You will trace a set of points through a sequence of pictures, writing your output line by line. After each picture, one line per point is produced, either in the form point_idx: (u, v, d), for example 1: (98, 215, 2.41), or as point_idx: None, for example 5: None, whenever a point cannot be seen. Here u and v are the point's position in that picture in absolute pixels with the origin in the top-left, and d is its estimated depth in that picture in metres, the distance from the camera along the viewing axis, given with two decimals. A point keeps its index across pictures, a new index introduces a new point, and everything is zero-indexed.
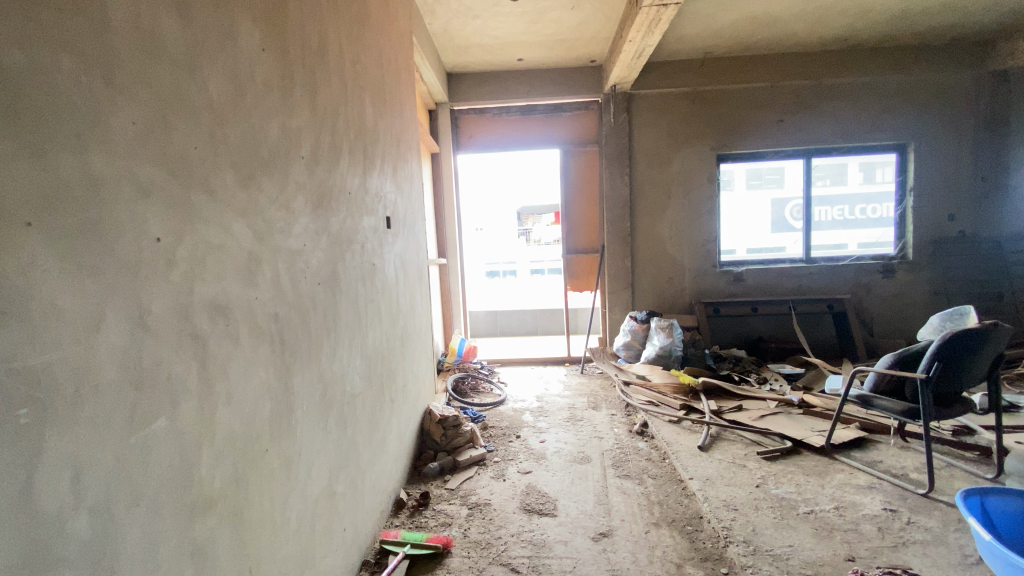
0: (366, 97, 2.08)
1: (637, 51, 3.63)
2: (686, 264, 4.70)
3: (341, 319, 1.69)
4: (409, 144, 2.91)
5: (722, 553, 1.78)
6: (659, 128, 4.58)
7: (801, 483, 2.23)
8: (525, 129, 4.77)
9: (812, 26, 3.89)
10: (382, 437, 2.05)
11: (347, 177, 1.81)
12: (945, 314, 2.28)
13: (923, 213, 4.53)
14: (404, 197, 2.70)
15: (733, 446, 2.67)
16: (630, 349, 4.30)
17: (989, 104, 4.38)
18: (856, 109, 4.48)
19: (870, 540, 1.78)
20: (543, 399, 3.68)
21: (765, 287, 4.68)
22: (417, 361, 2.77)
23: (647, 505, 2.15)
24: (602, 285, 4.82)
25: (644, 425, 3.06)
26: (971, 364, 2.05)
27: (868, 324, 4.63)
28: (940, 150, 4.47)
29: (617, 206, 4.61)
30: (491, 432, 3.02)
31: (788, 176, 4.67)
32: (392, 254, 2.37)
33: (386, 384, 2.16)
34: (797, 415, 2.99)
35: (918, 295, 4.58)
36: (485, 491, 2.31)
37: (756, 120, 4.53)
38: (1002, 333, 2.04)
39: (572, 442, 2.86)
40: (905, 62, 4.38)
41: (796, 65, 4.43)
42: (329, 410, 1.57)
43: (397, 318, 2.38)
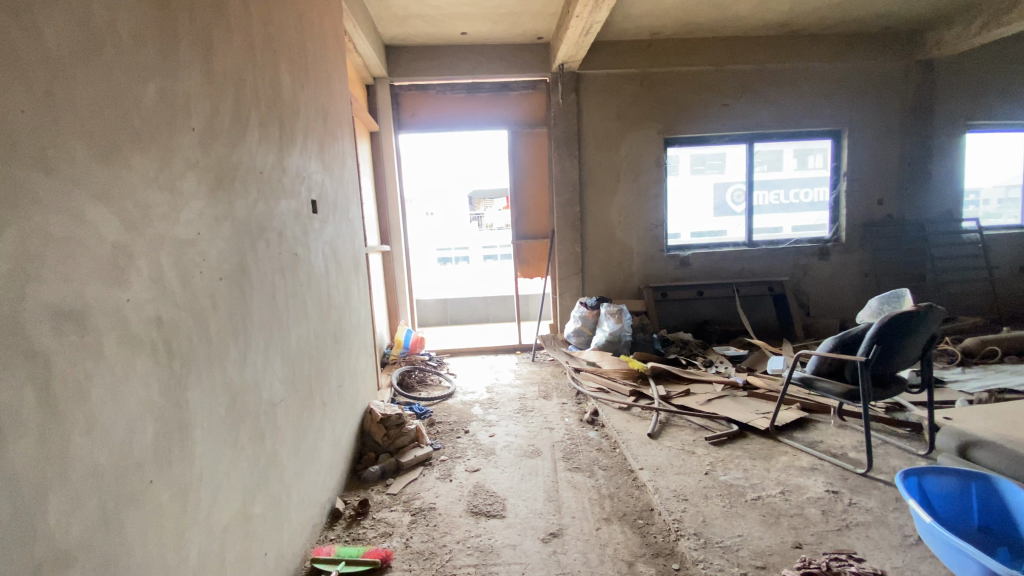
0: (283, 64, 1.85)
1: (585, 29, 3.50)
2: (634, 248, 4.69)
3: (252, 319, 1.48)
4: (341, 120, 2.67)
5: (673, 548, 1.74)
6: (608, 110, 4.50)
7: (748, 468, 2.24)
8: (470, 108, 4.56)
9: (755, 10, 3.90)
10: (311, 444, 1.87)
11: (256, 154, 1.59)
12: (883, 296, 2.33)
13: (856, 197, 4.72)
14: (335, 179, 2.46)
15: (682, 432, 2.66)
16: (581, 336, 4.25)
17: (917, 92, 4.60)
18: (795, 95, 4.58)
19: (816, 524, 1.80)
20: (493, 390, 3.57)
21: (710, 271, 4.76)
22: (356, 358, 2.57)
23: (598, 499, 2.09)
24: (553, 271, 4.72)
25: (595, 413, 3.02)
26: (907, 345, 2.10)
27: (805, 305, 4.81)
28: (871, 136, 4.66)
29: (566, 190, 4.51)
30: (438, 428, 2.88)
31: (732, 161, 4.73)
32: (321, 241, 2.15)
33: (316, 387, 1.96)
34: (742, 397, 3.04)
35: (850, 276, 4.78)
36: (429, 494, 2.18)
37: (702, 104, 4.54)
38: (936, 315, 2.10)
39: (523, 435, 2.77)
40: (842, 50, 4.50)
41: (740, 49, 4.46)
42: (240, 423, 1.37)
43: (329, 312, 2.18)
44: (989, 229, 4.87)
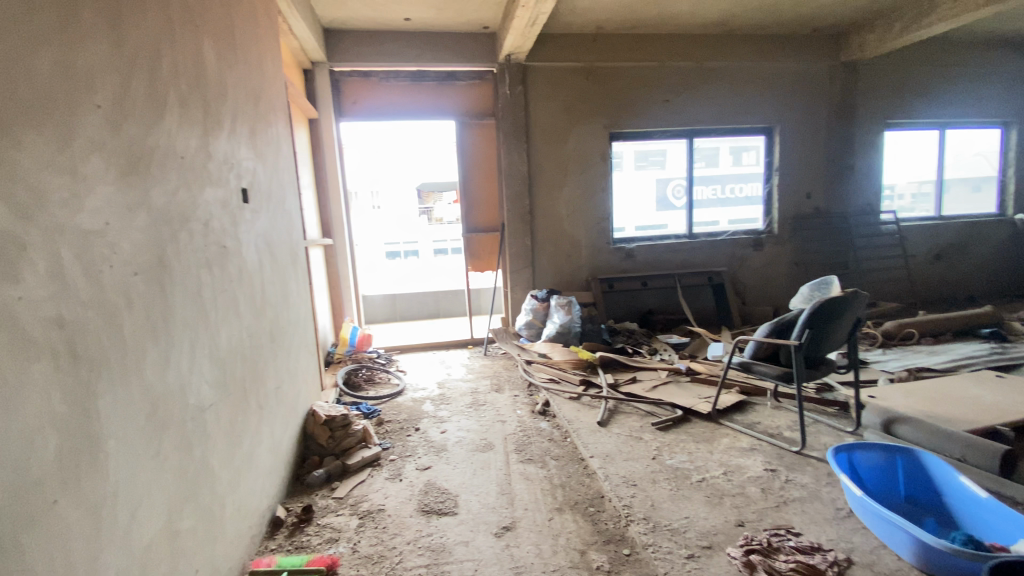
0: (206, 40, 1.70)
1: (531, 19, 3.47)
2: (582, 240, 4.75)
3: (175, 317, 1.35)
4: (275, 105, 2.50)
5: (623, 534, 1.77)
6: (555, 103, 4.51)
7: (692, 451, 2.32)
8: (416, 97, 4.42)
9: (695, 9, 4.02)
10: (247, 450, 1.75)
11: (177, 138, 1.45)
12: (813, 284, 2.47)
13: (787, 192, 5.01)
14: (268, 167, 2.31)
15: (630, 419, 2.72)
16: (532, 328, 4.25)
17: (841, 93, 4.92)
18: (733, 94, 4.78)
19: (756, 502, 1.88)
20: (444, 385, 3.51)
21: (654, 262, 4.90)
22: (295, 357, 2.44)
23: (551, 490, 2.09)
24: (504, 264, 4.68)
25: (546, 404, 3.03)
26: (835, 329, 2.23)
27: (742, 294, 5.05)
28: (800, 134, 4.94)
29: (514, 182, 4.49)
30: (387, 427, 2.79)
31: (673, 157, 4.90)
32: (252, 234, 2.01)
33: (251, 389, 1.84)
34: (686, 383, 3.15)
35: (782, 266, 5.07)
36: (378, 495, 2.10)
37: (646, 99, 4.65)
38: (860, 300, 2.25)
39: (475, 430, 2.73)
40: (774, 51, 4.74)
41: (680, 46, 4.59)
42: (163, 432, 1.25)
43: (263, 309, 2.05)
44: (903, 221, 5.31)
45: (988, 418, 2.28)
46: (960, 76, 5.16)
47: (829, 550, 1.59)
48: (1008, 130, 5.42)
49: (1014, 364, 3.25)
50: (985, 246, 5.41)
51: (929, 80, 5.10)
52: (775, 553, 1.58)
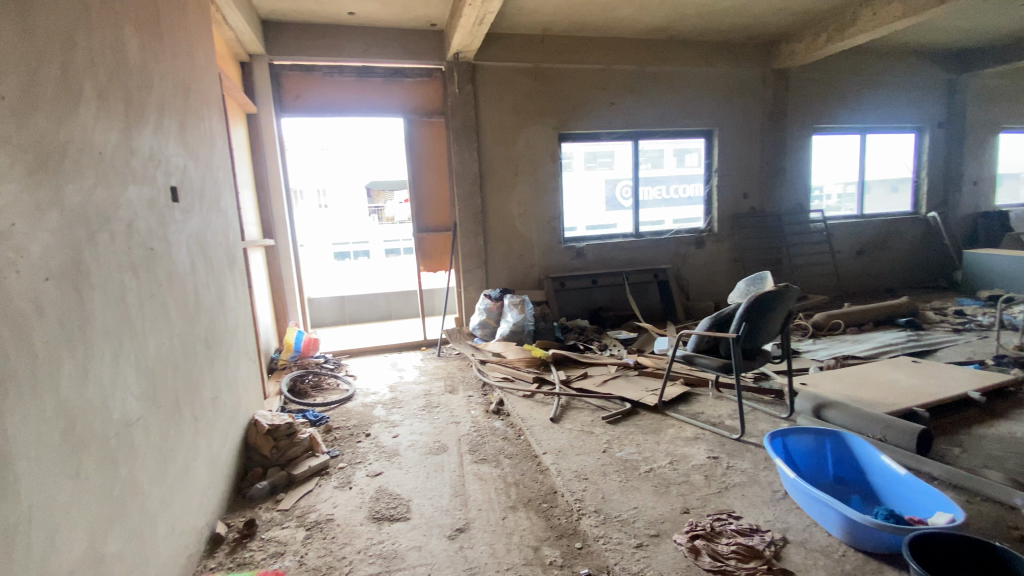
0: (128, 27, 1.58)
1: (479, 18, 3.45)
2: (534, 239, 4.79)
3: (95, 326, 1.25)
4: (207, 99, 2.36)
5: (575, 527, 1.80)
6: (504, 103, 4.52)
7: (640, 442, 2.39)
8: (362, 93, 4.28)
9: (638, 14, 4.14)
10: (182, 466, 1.65)
11: (94, 131, 1.34)
12: (749, 279, 2.61)
13: (726, 192, 5.26)
14: (201, 165, 2.18)
15: (582, 414, 2.77)
16: (485, 328, 4.24)
17: (773, 99, 5.21)
18: (675, 98, 4.96)
19: (700, 489, 1.96)
20: (396, 388, 3.44)
21: (604, 261, 5.01)
22: (234, 365, 2.31)
23: (504, 488, 2.09)
24: (456, 264, 4.63)
25: (500, 403, 3.03)
26: (769, 321, 2.37)
27: (687, 290, 5.26)
28: (737, 137, 5.20)
29: (465, 181, 4.46)
30: (336, 434, 2.70)
31: (620, 158, 5.04)
32: (183, 235, 1.89)
33: (185, 401, 1.73)
34: (634, 377, 3.24)
35: (722, 263, 5.32)
36: (327, 505, 2.04)
37: (593, 101, 4.75)
38: (791, 293, 2.39)
39: (428, 432, 2.69)
40: (712, 57, 4.96)
41: (625, 50, 4.72)
42: (83, 449, 1.15)
43: (197, 315, 1.93)
44: (831, 220, 5.70)
45: (905, 400, 2.49)
46: (877, 85, 5.60)
47: (767, 531, 1.68)
48: (920, 135, 5.92)
49: (926, 350, 3.57)
50: (901, 242, 5.91)
51: (850, 88, 5.49)
52: (718, 537, 1.66)
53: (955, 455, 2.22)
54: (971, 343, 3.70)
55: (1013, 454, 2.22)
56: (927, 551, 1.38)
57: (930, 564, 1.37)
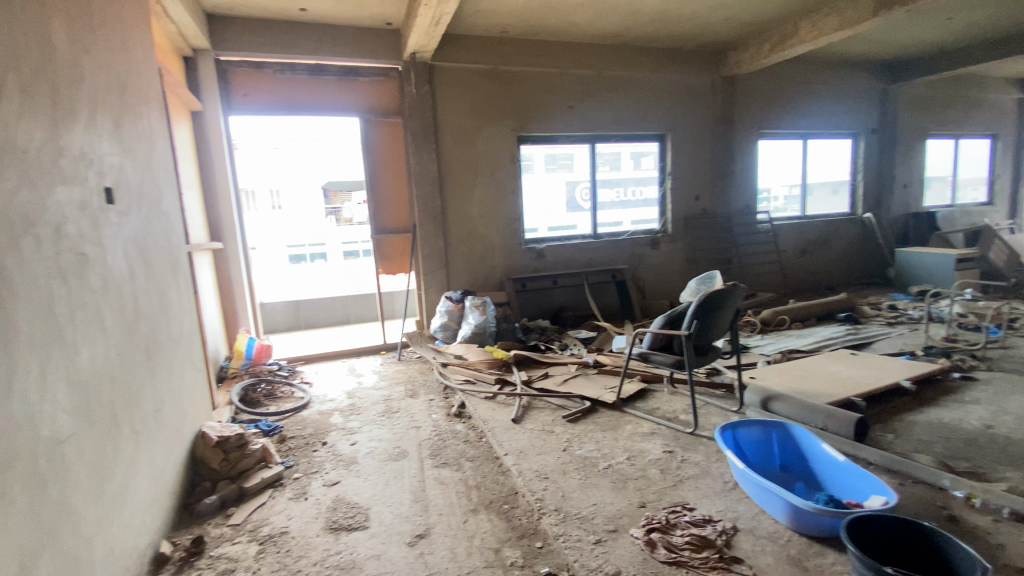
0: (56, 19, 1.48)
1: (435, 18, 3.43)
2: (495, 241, 4.80)
3: (19, 337, 1.16)
4: (146, 95, 2.24)
5: (536, 527, 1.81)
6: (462, 104, 4.50)
7: (600, 439, 2.44)
8: (315, 91, 4.16)
9: (593, 19, 4.21)
10: (121, 483, 1.55)
11: (17, 129, 1.25)
12: (700, 279, 2.71)
13: (679, 194, 5.43)
14: (139, 165, 2.06)
15: (543, 413, 2.80)
16: (447, 330, 4.21)
17: (722, 105, 5.42)
18: (630, 102, 5.09)
19: (656, 483, 2.02)
20: (354, 394, 3.36)
21: (564, 261, 5.07)
22: (178, 375, 2.20)
23: (465, 492, 2.08)
24: (416, 266, 4.56)
25: (461, 406, 3.02)
26: (718, 319, 2.46)
27: (644, 290, 5.39)
28: (688, 141, 5.38)
29: (424, 182, 4.41)
30: (291, 444, 2.62)
31: (578, 161, 5.12)
32: (120, 238, 1.78)
33: (123, 414, 1.63)
34: (594, 375, 3.30)
35: (677, 262, 5.49)
36: (281, 518, 1.97)
37: (550, 104, 4.80)
38: (739, 292, 2.49)
39: (387, 438, 2.65)
40: (664, 63, 5.12)
41: (581, 54, 4.80)
42: (7, 471, 1.07)
43: (136, 323, 1.82)
44: (776, 220, 5.99)
45: (844, 391, 2.64)
46: (816, 94, 5.92)
47: (718, 521, 1.75)
48: (857, 140, 6.30)
49: (863, 343, 3.81)
50: (840, 241, 6.27)
51: (793, 96, 5.79)
52: (673, 529, 1.71)
53: (888, 441, 2.38)
54: (903, 335, 3.98)
55: (939, 438, 2.39)
56: (864, 532, 1.47)
57: (867, 545, 1.46)
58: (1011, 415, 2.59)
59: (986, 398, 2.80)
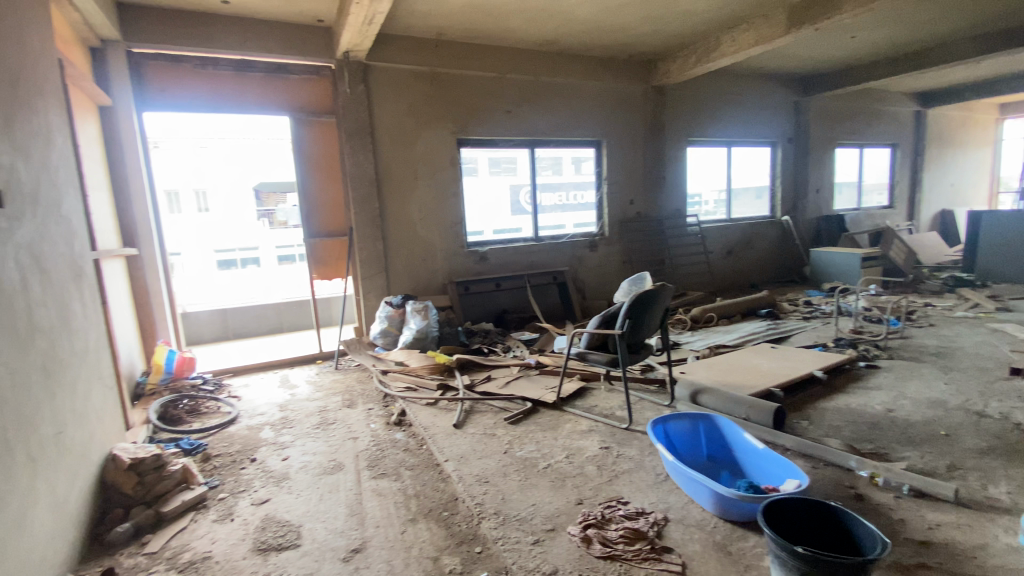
0: None
1: (368, 18, 3.35)
2: (436, 244, 4.75)
3: None
4: (43, 89, 2.03)
5: (475, 533, 1.81)
6: (399, 105, 4.43)
7: (540, 440, 2.47)
8: (240, 88, 3.94)
9: (529, 25, 4.27)
10: (16, 513, 1.40)
11: None
12: (631, 280, 2.81)
13: (615, 198, 5.62)
14: (34, 164, 1.87)
15: (485, 417, 2.80)
16: (387, 336, 4.11)
17: (654, 112, 5.67)
18: (567, 108, 5.20)
19: (593, 479, 2.07)
20: (287, 406, 3.21)
21: (506, 264, 5.10)
22: (82, 395, 2.01)
23: (404, 501, 2.04)
24: (353, 271, 4.42)
25: (401, 414, 2.96)
26: (649, 318, 2.57)
27: (584, 291, 5.52)
28: (623, 147, 5.57)
29: (360, 184, 4.29)
30: (216, 463, 2.47)
31: (518, 165, 5.17)
32: (11, 245, 1.61)
33: (17, 439, 1.47)
34: (535, 376, 3.34)
35: (614, 264, 5.68)
36: (203, 542, 1.85)
37: (488, 108, 4.82)
38: (667, 291, 2.61)
39: (322, 451, 2.55)
40: (599, 71, 5.28)
41: (518, 60, 4.86)
42: None
43: (32, 338, 1.65)
44: (706, 223, 6.33)
45: (764, 382, 2.83)
46: (739, 104, 6.32)
47: (651, 513, 1.82)
48: (774, 148, 6.78)
49: (782, 337, 4.10)
50: (762, 243, 6.72)
51: (717, 106, 6.15)
52: (608, 524, 1.76)
53: (804, 427, 2.57)
54: (816, 329, 4.32)
55: (847, 422, 2.62)
56: (780, 515, 1.57)
57: (781, 527, 1.57)
58: (907, 398, 2.88)
59: (887, 384, 3.10)
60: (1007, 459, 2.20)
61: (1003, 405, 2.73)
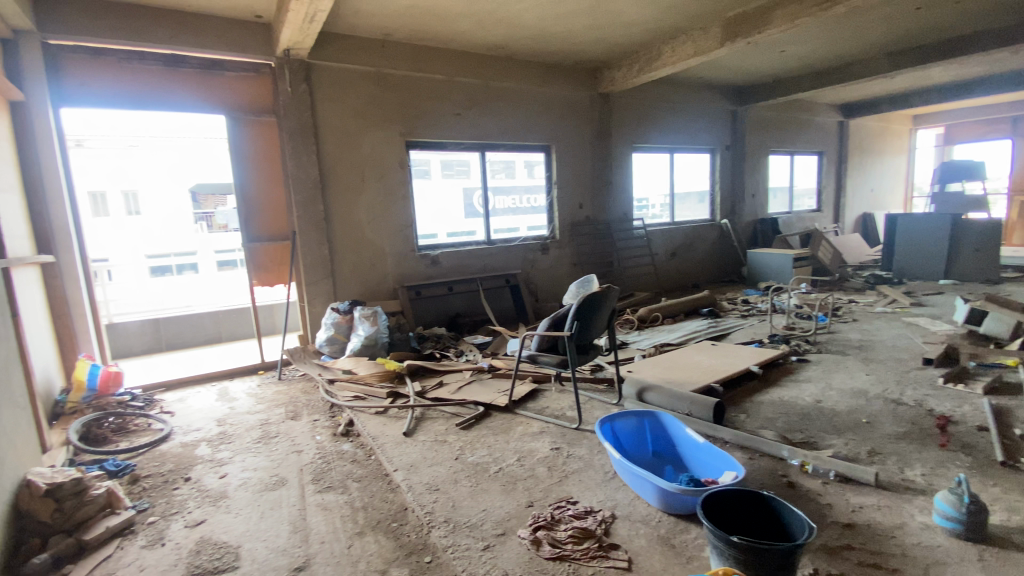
0: None
1: (309, 15, 3.25)
2: (385, 248, 4.66)
3: None
4: None
5: (425, 542, 1.79)
6: (345, 105, 4.32)
7: (491, 444, 2.47)
8: (172, 84, 3.72)
9: (477, 29, 4.28)
10: None
11: None
12: (578, 282, 2.87)
13: (565, 202, 5.71)
14: None
15: (436, 423, 2.77)
16: (334, 344, 3.99)
17: (600, 118, 5.81)
18: (516, 112, 5.24)
19: (543, 481, 2.10)
20: (226, 421, 3.05)
21: (459, 268, 5.06)
22: None
23: (351, 514, 1.99)
24: (297, 276, 4.26)
25: (349, 424, 2.88)
26: (596, 319, 2.63)
27: (536, 293, 5.57)
28: (571, 152, 5.68)
29: (304, 187, 4.15)
30: (145, 484, 2.31)
31: (469, 168, 5.16)
32: None
33: None
34: (487, 380, 3.34)
35: (565, 267, 5.77)
36: (130, 571, 1.73)
37: (437, 111, 4.78)
38: (613, 293, 2.69)
39: (263, 467, 2.44)
40: (546, 77, 5.36)
41: (465, 63, 4.85)
42: None
43: None
44: (651, 226, 6.56)
45: (706, 378, 2.96)
46: (680, 112, 6.59)
47: (599, 511, 1.86)
48: (713, 155, 7.10)
49: (723, 334, 4.31)
50: (703, 244, 7.03)
51: (660, 114, 6.39)
52: (557, 524, 1.79)
53: (742, 420, 2.71)
54: (754, 325, 4.57)
55: (781, 414, 2.79)
56: (719, 506, 1.64)
57: (720, 517, 1.64)
58: (834, 389, 3.09)
59: (816, 377, 3.32)
60: (920, 443, 2.41)
61: (916, 393, 2.98)
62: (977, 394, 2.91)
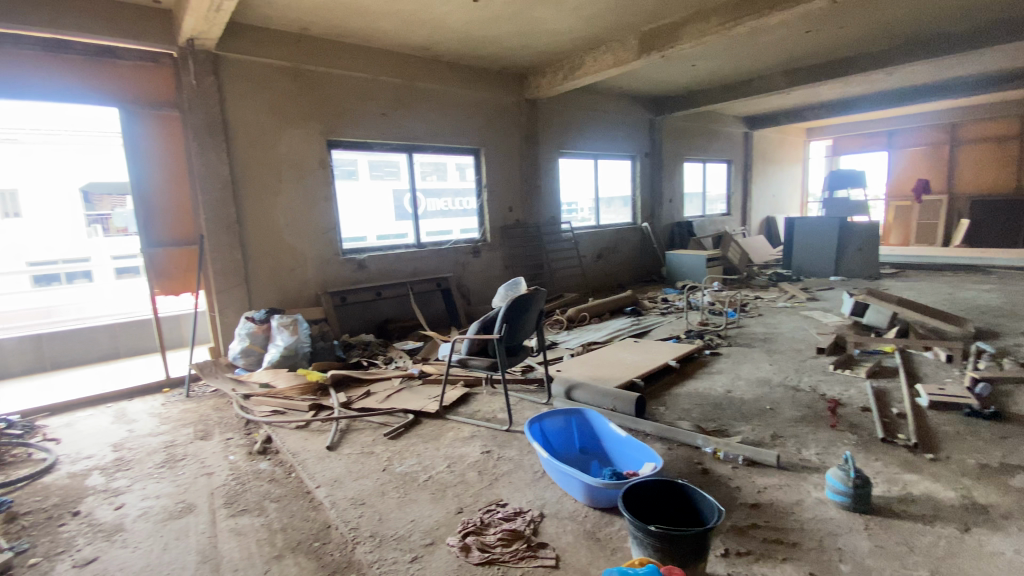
0: None
1: (215, 4, 3.03)
2: (307, 252, 4.45)
3: None
4: None
5: (350, 559, 1.72)
6: (258, 101, 4.08)
7: (421, 452, 2.43)
8: (52, 71, 3.32)
9: (400, 29, 4.21)
10: None
11: None
12: (507, 285, 2.90)
13: (494, 206, 5.75)
14: None
15: (362, 435, 2.67)
16: (250, 355, 3.74)
17: (527, 123, 5.91)
18: (443, 114, 5.20)
19: (473, 486, 2.09)
20: (125, 445, 2.77)
21: (387, 272, 4.92)
22: None
23: (268, 537, 1.87)
24: (206, 284, 3.96)
25: (268, 441, 2.71)
26: (525, 321, 2.67)
27: (468, 296, 5.55)
28: (499, 156, 5.73)
29: (213, 187, 3.86)
30: (23, 523, 2.04)
31: (397, 169, 5.04)
32: None
33: None
34: (416, 386, 3.28)
35: (496, 269, 5.80)
36: None
37: (361, 110, 4.64)
38: (539, 295, 2.74)
39: (168, 493, 2.23)
40: (473, 80, 5.37)
41: (389, 63, 4.74)
42: None
43: None
44: (578, 229, 6.77)
45: (629, 374, 3.10)
46: (603, 120, 6.86)
47: (527, 511, 1.89)
48: (634, 161, 7.45)
49: (645, 331, 4.53)
50: (626, 246, 7.36)
51: (584, 120, 6.61)
52: (486, 528, 1.79)
53: (662, 413, 2.86)
54: (672, 322, 4.85)
55: (697, 404, 2.98)
56: (639, 496, 1.72)
57: (640, 508, 1.72)
58: (742, 379, 3.35)
59: (727, 368, 3.58)
60: (815, 425, 2.67)
61: (812, 379, 3.30)
62: (861, 378, 3.28)
